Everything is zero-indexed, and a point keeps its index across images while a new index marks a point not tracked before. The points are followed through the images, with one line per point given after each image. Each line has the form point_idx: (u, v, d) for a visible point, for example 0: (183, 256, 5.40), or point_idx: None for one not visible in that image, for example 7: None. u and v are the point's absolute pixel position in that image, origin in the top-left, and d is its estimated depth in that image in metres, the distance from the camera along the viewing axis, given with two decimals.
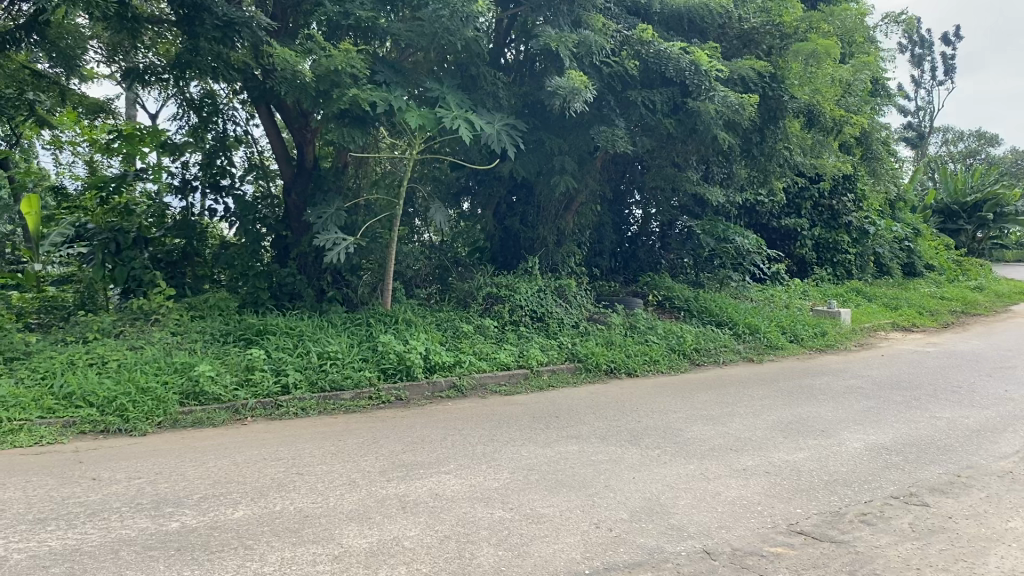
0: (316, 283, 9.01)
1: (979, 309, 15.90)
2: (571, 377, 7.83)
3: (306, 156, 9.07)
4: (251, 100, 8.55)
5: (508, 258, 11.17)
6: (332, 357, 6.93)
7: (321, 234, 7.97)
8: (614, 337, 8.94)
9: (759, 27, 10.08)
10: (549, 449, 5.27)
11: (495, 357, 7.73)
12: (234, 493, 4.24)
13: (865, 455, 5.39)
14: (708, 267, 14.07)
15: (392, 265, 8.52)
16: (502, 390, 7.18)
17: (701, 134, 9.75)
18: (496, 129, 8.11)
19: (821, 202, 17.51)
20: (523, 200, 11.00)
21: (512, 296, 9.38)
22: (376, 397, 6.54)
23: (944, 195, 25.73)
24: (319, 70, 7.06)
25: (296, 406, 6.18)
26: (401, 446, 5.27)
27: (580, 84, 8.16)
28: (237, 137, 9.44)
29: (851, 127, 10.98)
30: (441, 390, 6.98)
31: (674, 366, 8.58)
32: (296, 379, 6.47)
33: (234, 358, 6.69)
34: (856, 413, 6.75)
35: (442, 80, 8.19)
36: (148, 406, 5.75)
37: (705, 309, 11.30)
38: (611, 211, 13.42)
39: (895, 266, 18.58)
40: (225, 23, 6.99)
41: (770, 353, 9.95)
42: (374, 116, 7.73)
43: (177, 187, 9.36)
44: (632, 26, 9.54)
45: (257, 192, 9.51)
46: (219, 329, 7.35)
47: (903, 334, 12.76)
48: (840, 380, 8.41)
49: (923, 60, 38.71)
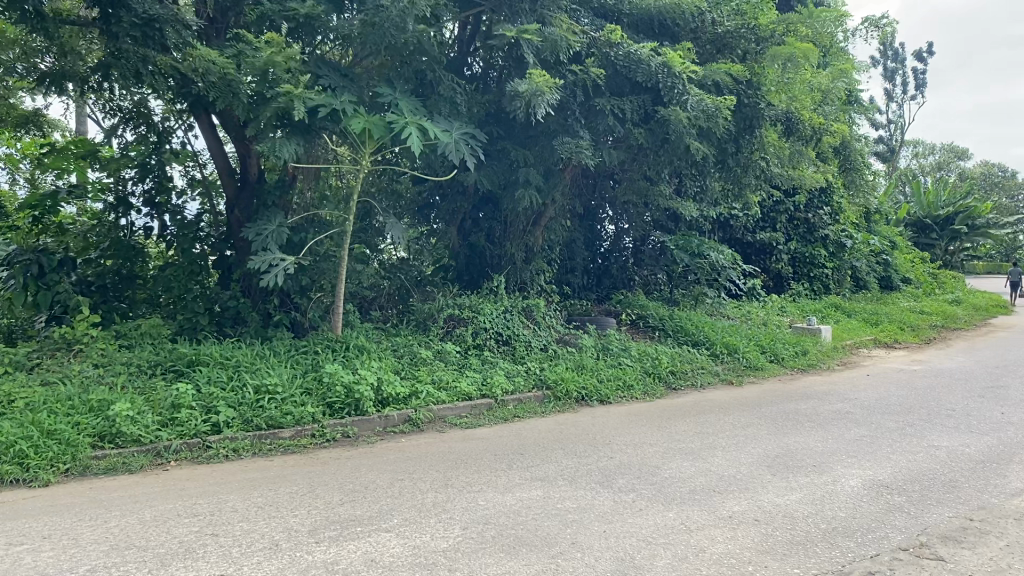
0: (261, 307, 8.30)
1: (958, 324, 15.51)
2: (538, 406, 7.18)
3: (250, 170, 8.40)
4: (188, 109, 7.89)
5: (473, 276, 10.55)
6: (271, 391, 6.24)
7: (257, 254, 7.32)
8: (585, 361, 8.33)
9: (733, 30, 9.57)
10: (510, 496, 4.63)
11: (454, 385, 7.08)
12: (130, 564, 3.55)
13: (864, 497, 4.80)
14: (682, 283, 13.62)
15: (342, 286, 7.83)
16: (462, 423, 6.55)
17: (672, 143, 9.23)
18: (454, 138, 7.55)
19: (797, 215, 17.10)
20: (489, 215, 10.39)
21: (476, 317, 8.75)
22: (320, 435, 5.90)
23: (916, 209, 25.52)
24: (254, 68, 6.71)
25: (227, 447, 5.54)
26: (340, 497, 4.60)
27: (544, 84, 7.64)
28: (176, 151, 8.74)
29: (830, 136, 10.50)
30: (395, 424, 6.34)
31: (649, 392, 7.97)
32: (227, 417, 5.79)
33: (159, 393, 5.99)
34: (848, 444, 6.17)
35: (394, 85, 7.64)
36: (53, 452, 5.05)
37: (681, 329, 10.72)
38: (582, 225, 12.76)
39: (872, 281, 18.20)
40: (144, 21, 6.55)
41: (750, 375, 9.37)
42: (317, 123, 7.30)
43: (111, 205, 8.58)
44: (600, 27, 9.00)
45: (200, 211, 8.83)
46: (147, 360, 6.64)
47: (886, 351, 12.28)
48: (826, 405, 7.85)
49: (892, 74, 38.70)
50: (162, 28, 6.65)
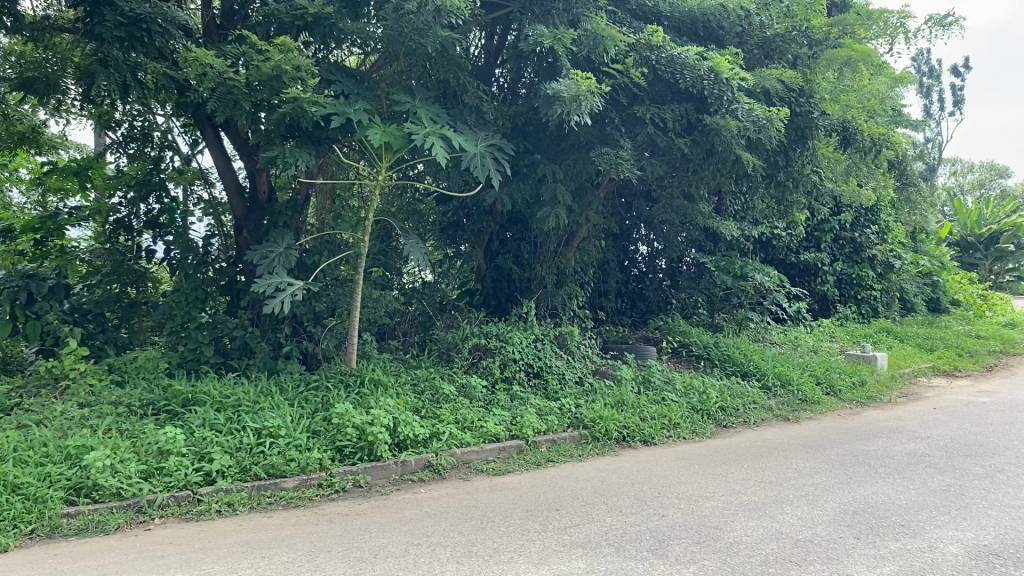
0: (271, 337, 7.60)
1: (1018, 349, 14.50)
2: (575, 448, 6.41)
3: (260, 187, 7.72)
4: (192, 123, 7.30)
5: (501, 301, 9.81)
6: (275, 436, 5.52)
7: (262, 278, 6.61)
8: (624, 395, 7.54)
9: (783, 33, 8.87)
10: (546, 570, 3.85)
11: (480, 425, 6.31)
12: None
13: (973, 569, 3.97)
14: (724, 307, 12.59)
15: (357, 313, 7.09)
16: (489, 469, 5.79)
17: (719, 156, 8.42)
18: (479, 150, 6.86)
19: (843, 234, 16.19)
20: (518, 235, 9.70)
21: (503, 347, 7.98)
22: (328, 486, 5.20)
23: (960, 228, 24.41)
24: (259, 78, 6.08)
25: (220, 502, 4.85)
26: (344, 570, 3.86)
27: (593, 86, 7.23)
28: (183, 169, 8.09)
29: (890, 147, 9.67)
30: (413, 471, 5.61)
31: (698, 431, 7.16)
32: (222, 465, 5.09)
33: (147, 438, 5.29)
34: (934, 495, 5.33)
35: (413, 93, 6.97)
36: (16, 510, 4.37)
37: (728, 358, 9.90)
38: (615, 245, 12.00)
39: (920, 303, 17.23)
40: (130, 20, 6.00)
41: (806, 410, 8.53)
42: (328, 134, 6.68)
43: (115, 227, 7.96)
44: (639, 29, 8.30)
45: (208, 233, 8.09)
46: (138, 399, 5.97)
47: (947, 380, 11.36)
48: (897, 445, 6.98)
49: (930, 90, 37.52)
50: (149, 27, 6.07)
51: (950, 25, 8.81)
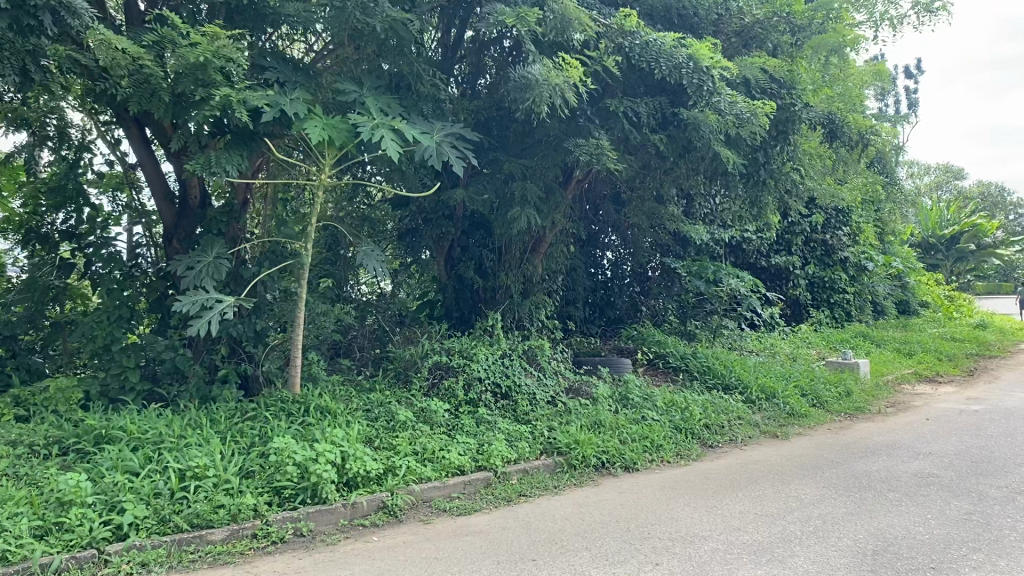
0: (205, 359, 6.75)
1: (994, 351, 14.13)
2: (549, 479, 5.70)
3: (191, 191, 6.90)
4: (113, 118, 6.49)
5: (464, 313, 9.08)
6: (200, 478, 4.73)
7: (184, 297, 5.83)
8: (601, 415, 6.85)
9: (762, 19, 8.44)
10: None
11: (442, 456, 5.58)
12: None
13: None
14: (697, 314, 11.93)
15: (300, 331, 6.28)
16: (454, 508, 5.06)
17: (696, 153, 7.79)
18: (436, 142, 6.13)
19: (814, 236, 15.71)
20: (481, 241, 8.99)
21: (468, 366, 7.24)
22: (264, 537, 4.43)
23: (921, 230, 24.17)
24: (180, 64, 5.27)
25: (132, 562, 4.04)
26: None
27: (576, 75, 6.66)
28: (105, 174, 7.32)
29: (874, 141, 9.14)
30: (365, 515, 4.86)
31: (683, 454, 6.50)
32: (136, 516, 4.28)
33: (47, 486, 4.47)
34: (959, 527, 4.71)
35: (361, 81, 6.25)
36: None
37: (708, 369, 9.27)
38: (582, 252, 11.31)
39: (891, 305, 16.83)
40: (15, 3, 4.90)
41: (794, 424, 7.91)
42: (263, 128, 5.96)
43: (31, 237, 7.12)
44: (610, 14, 7.71)
45: (136, 244, 7.23)
46: (43, 439, 5.14)
47: (932, 387, 10.85)
48: (901, 463, 6.36)
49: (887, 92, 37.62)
50: (39, 14, 4.98)
51: (938, 11, 8.33)
